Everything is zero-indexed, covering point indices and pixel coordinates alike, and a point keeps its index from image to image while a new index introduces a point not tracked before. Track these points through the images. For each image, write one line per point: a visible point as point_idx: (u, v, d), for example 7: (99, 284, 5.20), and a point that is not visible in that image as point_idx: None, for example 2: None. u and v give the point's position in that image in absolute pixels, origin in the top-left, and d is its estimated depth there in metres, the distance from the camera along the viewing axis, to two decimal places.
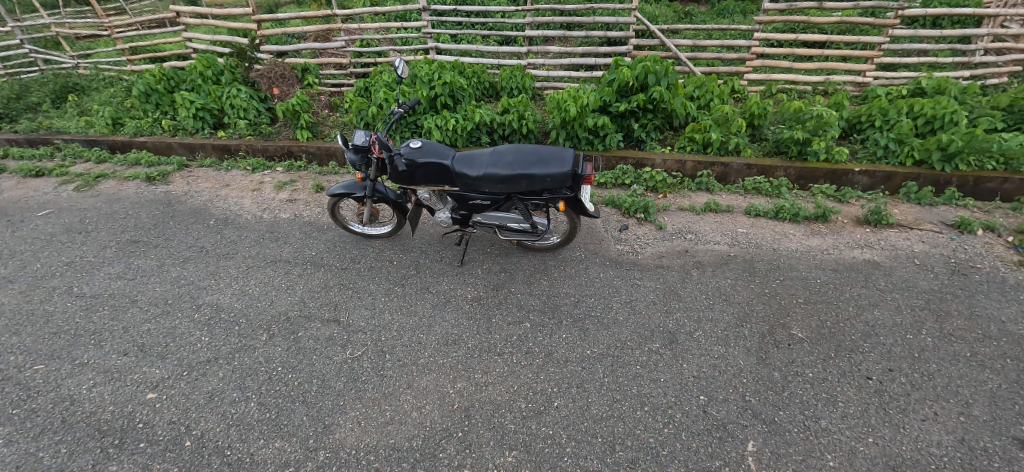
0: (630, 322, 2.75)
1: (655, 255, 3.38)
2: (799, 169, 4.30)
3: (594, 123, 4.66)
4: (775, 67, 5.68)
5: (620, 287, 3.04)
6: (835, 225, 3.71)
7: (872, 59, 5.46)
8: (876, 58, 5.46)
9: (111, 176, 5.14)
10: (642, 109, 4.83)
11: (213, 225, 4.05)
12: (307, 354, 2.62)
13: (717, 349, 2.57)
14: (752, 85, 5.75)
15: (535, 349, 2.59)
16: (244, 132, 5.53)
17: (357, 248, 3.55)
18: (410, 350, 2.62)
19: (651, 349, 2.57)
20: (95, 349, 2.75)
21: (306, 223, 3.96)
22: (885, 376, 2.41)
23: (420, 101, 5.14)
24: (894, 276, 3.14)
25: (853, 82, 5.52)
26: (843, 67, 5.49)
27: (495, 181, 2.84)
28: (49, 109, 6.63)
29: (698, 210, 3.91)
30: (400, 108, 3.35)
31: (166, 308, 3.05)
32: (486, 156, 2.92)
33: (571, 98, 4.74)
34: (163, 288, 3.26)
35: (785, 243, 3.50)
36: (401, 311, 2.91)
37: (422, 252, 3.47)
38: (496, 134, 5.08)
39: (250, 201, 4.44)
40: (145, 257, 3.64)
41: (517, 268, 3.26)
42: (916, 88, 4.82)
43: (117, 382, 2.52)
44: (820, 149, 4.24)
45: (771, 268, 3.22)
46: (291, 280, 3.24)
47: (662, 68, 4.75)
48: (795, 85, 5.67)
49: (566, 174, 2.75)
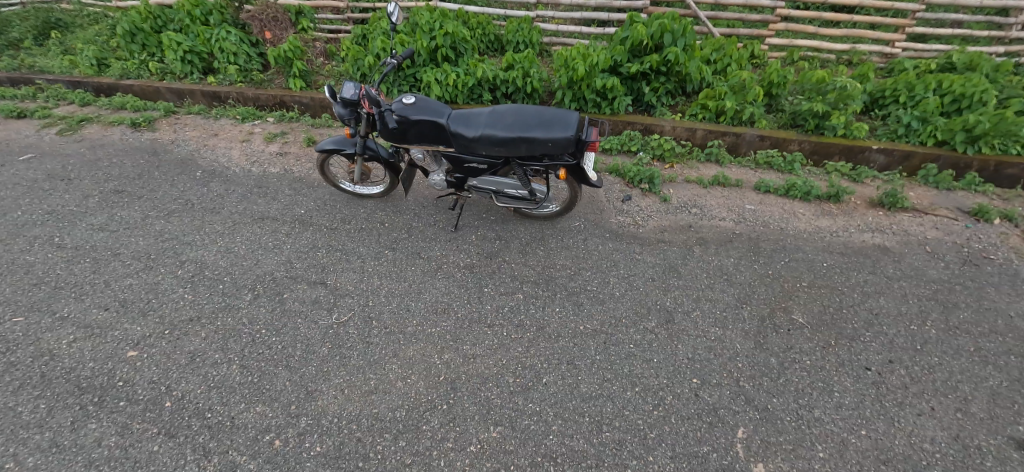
0: (627, 298, 2.66)
1: (657, 229, 3.25)
2: (815, 143, 4.13)
3: (602, 84, 4.53)
4: (800, 32, 5.35)
5: (619, 261, 2.93)
6: (847, 206, 3.55)
7: (903, 29, 5.18)
8: (907, 27, 5.17)
9: (96, 121, 4.96)
10: (655, 71, 4.70)
11: (199, 177, 3.90)
12: (292, 317, 2.54)
13: (714, 331, 2.48)
14: (773, 51, 5.45)
15: (527, 322, 2.50)
16: (234, 79, 5.29)
17: (348, 208, 3.42)
18: (398, 317, 2.53)
19: (646, 327, 2.48)
20: (76, 302, 2.68)
21: (296, 179, 3.81)
22: (885, 367, 2.34)
23: (419, 52, 4.89)
24: (904, 263, 3.02)
25: (880, 53, 5.28)
26: (871, 35, 5.19)
27: (493, 143, 2.62)
28: (31, 47, 6.33)
29: (705, 183, 3.74)
30: (394, 59, 3.17)
31: (148, 263, 2.96)
32: (484, 117, 2.68)
33: (580, 56, 4.59)
34: (146, 241, 3.15)
35: (794, 223, 3.36)
36: (390, 276, 2.81)
37: (415, 214, 3.34)
38: (500, 92, 4.92)
39: (238, 153, 4.27)
40: (129, 208, 3.52)
41: (513, 235, 3.14)
42: (946, 63, 4.60)
43: (98, 339, 2.45)
44: (839, 123, 4.06)
45: (777, 249, 3.10)
46: (278, 238, 3.12)
47: (680, 27, 4.56)
48: (818, 52, 5.38)
49: (569, 139, 2.52)
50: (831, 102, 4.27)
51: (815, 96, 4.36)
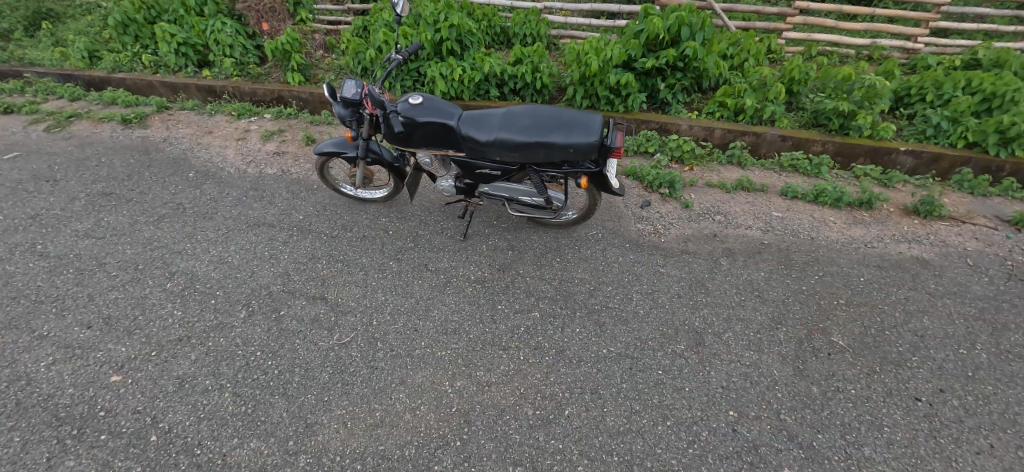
0: (653, 318, 2.45)
1: (679, 238, 3.04)
2: (839, 144, 3.94)
3: (616, 80, 4.30)
4: (819, 25, 5.10)
5: (641, 275, 2.72)
6: (880, 213, 3.34)
7: (928, 23, 4.92)
8: (932, 21, 4.91)
9: (86, 117, 4.74)
10: (671, 66, 4.49)
11: (192, 179, 3.69)
12: (289, 337, 2.34)
13: (748, 355, 2.28)
14: (790, 45, 5.21)
15: (546, 344, 2.30)
16: (231, 72, 5.07)
17: (349, 214, 3.21)
18: (405, 338, 2.33)
19: (675, 351, 2.28)
20: (56, 319, 2.47)
21: (294, 181, 3.59)
22: (935, 398, 2.14)
23: (423, 46, 4.66)
24: (946, 278, 2.82)
25: (901, 48, 5.00)
26: (894, 29, 4.95)
27: (508, 147, 2.37)
28: (21, 38, 6.09)
29: (729, 187, 3.52)
30: (400, 55, 2.95)
31: (135, 274, 2.75)
32: (498, 118, 2.44)
33: (593, 50, 4.38)
34: (134, 250, 2.94)
35: (825, 232, 3.15)
36: (396, 291, 2.60)
37: (421, 220, 3.13)
38: (507, 87, 4.71)
39: (233, 152, 4.05)
40: (116, 212, 3.31)
41: (526, 245, 2.93)
42: (971, 59, 4.44)
43: (79, 361, 2.26)
44: (864, 123, 3.86)
45: (809, 261, 2.90)
46: (275, 248, 2.92)
47: (698, 21, 4.35)
48: (837, 47, 5.14)
49: (592, 144, 2.27)
50: (856, 101, 4.09)
51: (838, 93, 4.16)
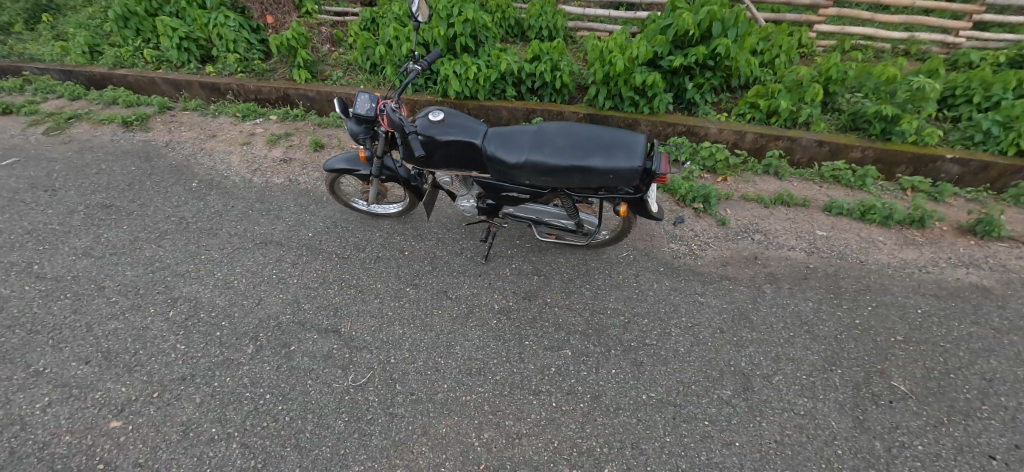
0: (695, 357, 2.25)
1: (717, 262, 2.81)
2: (879, 150, 3.68)
3: (642, 80, 4.00)
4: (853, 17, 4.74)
5: (679, 305, 2.51)
6: (932, 232, 3.08)
7: (971, 15, 4.56)
8: (976, 13, 4.55)
9: (86, 118, 4.55)
10: (701, 65, 4.19)
11: (196, 189, 3.50)
12: (301, 377, 2.17)
13: (802, 402, 2.08)
14: (822, 38, 4.85)
15: (579, 388, 2.11)
16: (234, 69, 4.83)
17: (361, 231, 3.01)
18: (426, 379, 2.15)
19: (721, 398, 2.08)
20: (53, 353, 2.31)
21: (303, 192, 3.39)
22: (1014, 456, 1.93)
23: (437, 42, 4.39)
24: (1011, 310, 2.58)
25: (941, 42, 4.64)
26: (935, 21, 4.59)
27: (539, 172, 2.14)
28: (21, 31, 5.90)
29: (767, 202, 3.27)
30: (418, 64, 2.68)
31: (136, 300, 2.58)
32: (529, 137, 2.20)
33: (618, 48, 4.04)
34: (135, 272, 2.77)
35: (875, 254, 2.91)
36: (414, 323, 2.41)
37: (439, 239, 2.93)
38: (524, 86, 4.45)
39: (238, 159, 3.85)
40: (116, 227, 3.14)
41: (553, 268, 2.72)
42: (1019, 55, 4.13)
43: (77, 402, 2.10)
44: (909, 128, 3.58)
45: (860, 289, 2.67)
46: (283, 270, 2.73)
47: (731, 16, 4.06)
48: (872, 41, 4.79)
49: (635, 171, 2.04)
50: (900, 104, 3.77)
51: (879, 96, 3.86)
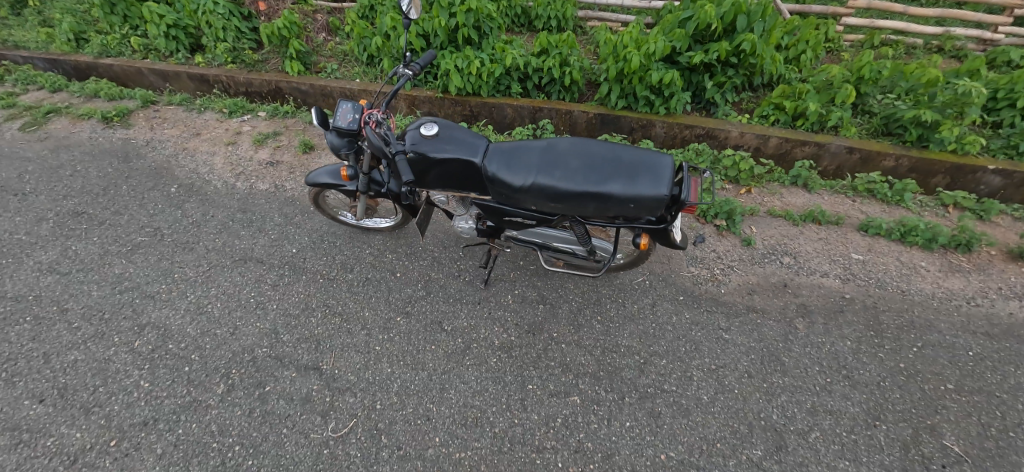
0: (719, 408, 1.99)
1: (742, 289, 2.54)
2: (915, 160, 3.36)
3: (658, 79, 3.66)
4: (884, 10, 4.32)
5: (701, 343, 2.25)
6: (981, 258, 2.77)
7: (1012, 10, 4.17)
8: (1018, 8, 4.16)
9: (65, 112, 4.28)
10: (722, 62, 3.85)
11: (175, 195, 3.24)
12: (275, 425, 1.93)
13: (842, 466, 1.83)
14: (847, 32, 4.46)
15: (588, 446, 1.86)
16: (223, 60, 4.53)
17: (350, 248, 2.75)
18: (415, 430, 1.91)
19: (750, 460, 1.83)
20: (3, 389, 2.09)
21: (289, 200, 3.13)
22: None
23: (437, 33, 4.06)
24: None
25: (977, 39, 4.26)
26: (972, 16, 4.20)
27: (548, 197, 1.85)
28: (7, 16, 5.62)
29: (796, 219, 2.97)
30: (410, 69, 2.35)
31: (99, 327, 2.34)
32: (536, 156, 1.90)
33: (633, 43, 3.70)
34: (101, 293, 2.53)
35: (917, 283, 2.61)
36: (404, 360, 2.16)
37: (435, 259, 2.67)
38: (531, 82, 4.12)
39: (221, 161, 3.58)
40: (85, 239, 2.89)
41: (560, 295, 2.46)
42: None
43: (25, 450, 1.87)
44: (949, 136, 3.26)
45: (903, 325, 2.39)
46: (262, 294, 2.48)
47: (759, 9, 3.70)
48: (902, 36, 4.41)
49: (660, 200, 1.75)
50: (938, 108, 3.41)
51: (916, 100, 3.50)
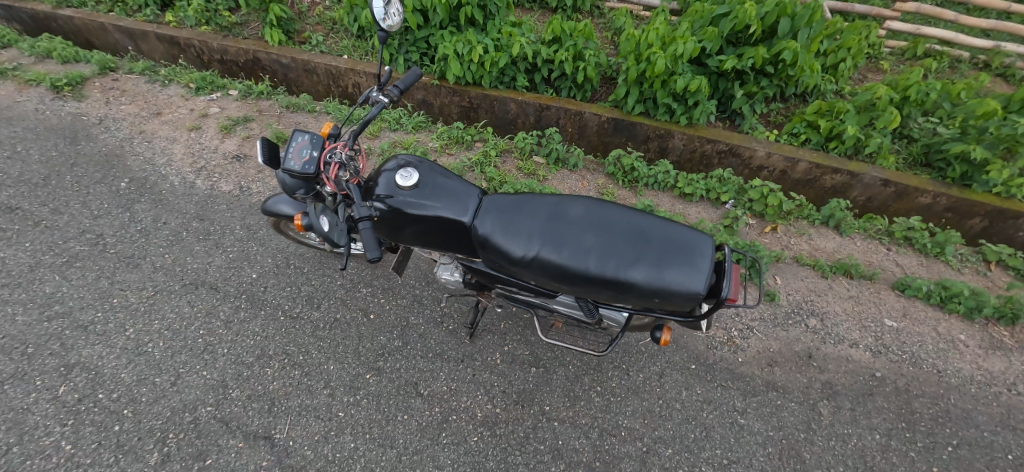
0: None
1: (760, 358, 2.23)
2: (954, 201, 2.98)
3: (684, 85, 3.16)
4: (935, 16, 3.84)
5: (711, 429, 1.98)
6: None
7: None
8: None
9: (12, 75, 3.77)
10: (757, 70, 3.37)
11: (125, 192, 2.84)
12: None
13: None
14: (890, 38, 3.97)
15: None
16: (195, 21, 3.97)
17: (320, 277, 2.40)
18: None
19: None
20: None
21: (255, 208, 2.74)
22: None
23: (436, 9, 3.52)
24: None
25: None
26: None
27: (552, 274, 1.49)
28: None
29: (826, 271, 2.64)
30: (386, 95, 1.88)
31: (17, 365, 2.01)
32: (541, 221, 1.54)
33: (659, 41, 3.20)
34: (26, 318, 2.18)
35: (955, 362, 2.31)
36: (370, 433, 1.87)
37: (416, 298, 2.33)
38: (538, 75, 3.63)
39: (182, 150, 3.15)
40: (16, 244, 2.51)
41: (558, 356, 2.16)
42: None
43: None
44: (996, 179, 2.86)
45: (938, 416, 2.11)
46: (214, 332, 2.15)
47: (808, 11, 3.21)
48: (947, 47, 3.86)
49: (693, 297, 1.40)
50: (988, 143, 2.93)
51: (961, 128, 3.04)
